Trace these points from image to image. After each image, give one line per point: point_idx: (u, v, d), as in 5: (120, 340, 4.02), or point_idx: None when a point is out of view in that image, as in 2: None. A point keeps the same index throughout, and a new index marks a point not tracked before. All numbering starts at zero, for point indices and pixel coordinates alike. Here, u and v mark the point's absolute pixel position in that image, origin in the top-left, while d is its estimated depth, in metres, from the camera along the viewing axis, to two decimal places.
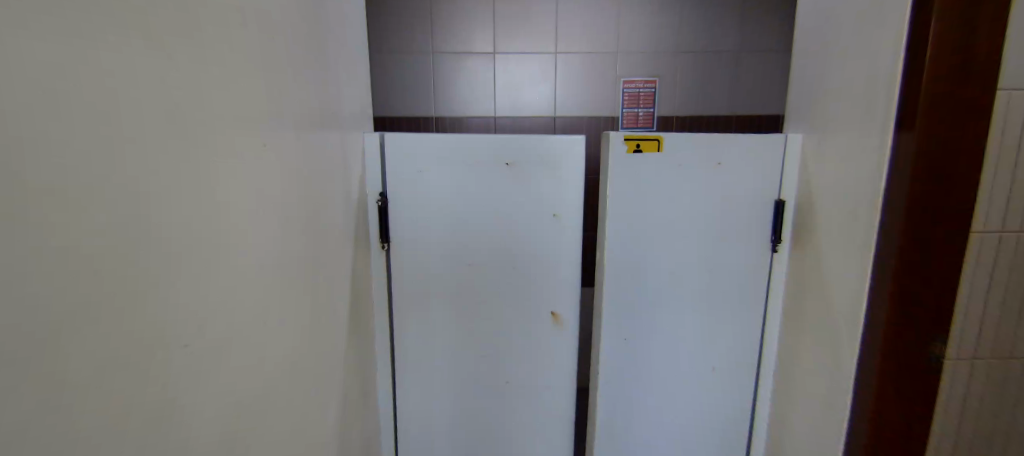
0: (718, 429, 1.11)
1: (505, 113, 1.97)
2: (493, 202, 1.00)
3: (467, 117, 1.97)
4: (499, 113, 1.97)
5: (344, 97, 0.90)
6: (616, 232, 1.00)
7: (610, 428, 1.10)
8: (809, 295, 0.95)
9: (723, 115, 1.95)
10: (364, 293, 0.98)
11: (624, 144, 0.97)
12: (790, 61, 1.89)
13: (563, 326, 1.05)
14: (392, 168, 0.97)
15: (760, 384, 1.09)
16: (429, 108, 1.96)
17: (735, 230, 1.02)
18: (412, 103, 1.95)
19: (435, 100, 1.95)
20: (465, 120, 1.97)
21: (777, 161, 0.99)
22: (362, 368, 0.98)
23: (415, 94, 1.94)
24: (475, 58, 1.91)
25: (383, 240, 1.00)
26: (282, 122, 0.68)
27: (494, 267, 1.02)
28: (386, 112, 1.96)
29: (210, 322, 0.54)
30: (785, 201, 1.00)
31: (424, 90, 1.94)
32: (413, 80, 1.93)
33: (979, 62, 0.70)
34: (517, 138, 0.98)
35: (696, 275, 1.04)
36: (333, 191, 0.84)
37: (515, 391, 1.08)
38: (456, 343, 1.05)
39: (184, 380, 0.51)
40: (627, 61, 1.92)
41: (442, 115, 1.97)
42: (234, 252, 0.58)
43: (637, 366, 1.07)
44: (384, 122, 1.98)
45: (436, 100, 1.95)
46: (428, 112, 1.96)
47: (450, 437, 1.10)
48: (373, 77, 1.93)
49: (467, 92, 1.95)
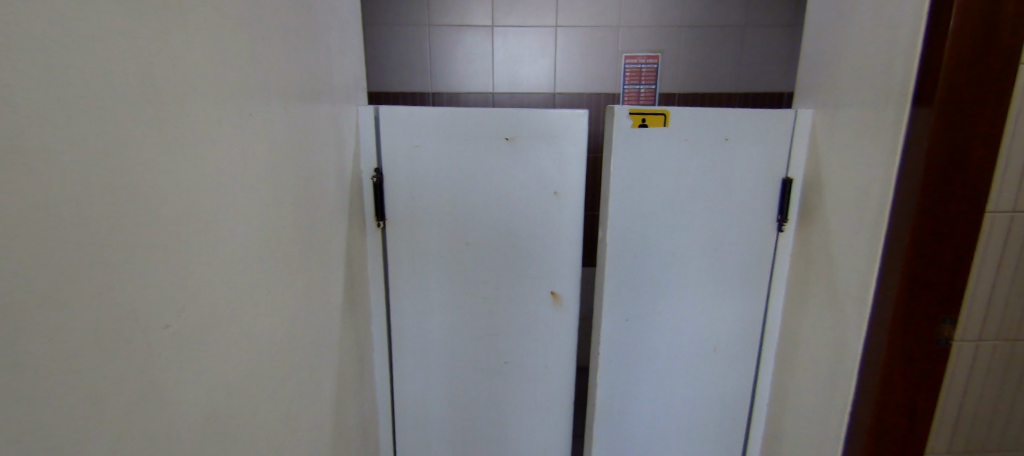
0: (718, 409, 1.11)
1: (503, 89, 1.92)
2: (492, 179, 0.97)
3: (464, 92, 1.92)
4: (497, 89, 1.92)
5: (336, 68, 0.85)
6: (619, 210, 0.98)
7: (610, 409, 1.10)
8: (815, 275, 0.93)
9: (726, 93, 1.91)
10: (359, 271, 0.95)
11: (629, 118, 0.93)
12: (796, 37, 1.83)
13: (563, 306, 1.04)
14: (387, 143, 0.94)
15: (761, 365, 1.08)
16: (425, 84, 1.90)
17: (741, 209, 0.99)
18: (407, 77, 1.89)
19: (431, 75, 1.89)
20: (462, 96, 1.92)
21: (786, 138, 0.96)
22: (358, 348, 0.96)
23: (410, 68, 1.88)
24: (473, 32, 1.85)
25: (378, 218, 0.97)
26: (271, 92, 0.64)
27: (493, 247, 1.00)
28: (380, 87, 1.91)
29: (198, 302, 0.52)
30: (793, 179, 0.97)
31: (420, 65, 1.88)
32: (409, 54, 1.87)
33: (1006, 33, 0.66)
34: (516, 113, 0.94)
35: (700, 255, 1.01)
36: (326, 167, 0.80)
37: (515, 372, 1.07)
38: (454, 324, 1.04)
39: (170, 363, 0.49)
40: (629, 36, 1.86)
41: (438, 91, 1.92)
42: (221, 230, 0.55)
43: (637, 347, 1.06)
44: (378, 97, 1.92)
45: (433, 76, 1.89)
46: (424, 88, 1.91)
47: (449, 416, 1.10)
48: (367, 50, 1.86)
49: (465, 67, 1.89)
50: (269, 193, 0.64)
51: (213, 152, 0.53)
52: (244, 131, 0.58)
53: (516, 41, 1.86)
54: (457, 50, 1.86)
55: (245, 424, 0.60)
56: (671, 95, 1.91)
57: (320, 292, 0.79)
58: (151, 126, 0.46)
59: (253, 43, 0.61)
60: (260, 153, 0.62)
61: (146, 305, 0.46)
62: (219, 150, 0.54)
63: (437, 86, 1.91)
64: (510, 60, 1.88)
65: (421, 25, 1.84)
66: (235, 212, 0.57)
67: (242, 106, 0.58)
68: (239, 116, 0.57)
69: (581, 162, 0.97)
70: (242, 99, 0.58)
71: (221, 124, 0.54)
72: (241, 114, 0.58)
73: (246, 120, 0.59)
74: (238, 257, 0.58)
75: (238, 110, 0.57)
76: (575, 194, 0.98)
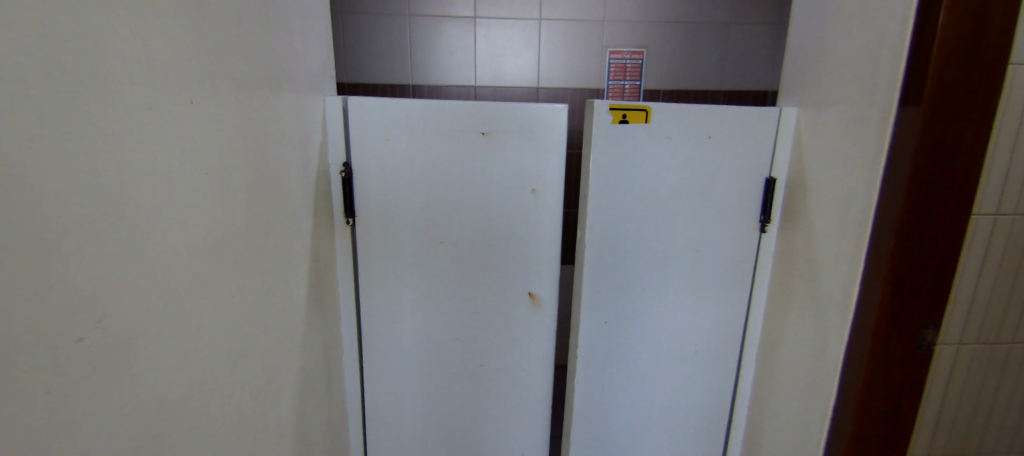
0: (700, 411, 1.09)
1: (485, 83, 1.87)
2: (468, 175, 0.92)
3: (445, 85, 1.87)
4: (479, 82, 1.87)
5: (299, 56, 0.80)
6: (599, 209, 0.94)
7: (589, 412, 1.07)
8: (798, 277, 0.91)
9: (710, 90, 1.89)
10: (326, 272, 0.90)
11: (610, 113, 0.89)
12: (779, 35, 1.83)
13: (541, 307, 1.00)
14: (356, 136, 0.89)
15: (742, 367, 1.06)
16: (405, 75, 1.84)
17: (725, 209, 0.97)
18: (386, 69, 1.83)
19: (411, 66, 1.83)
20: (443, 89, 1.87)
21: (770, 137, 0.94)
22: (326, 352, 0.92)
23: (390, 59, 1.82)
24: (454, 23, 1.80)
25: (347, 215, 0.91)
26: (221, 78, 0.59)
27: (469, 246, 0.96)
28: (357, 79, 1.84)
29: (123, 312, 0.46)
30: (776, 179, 0.95)
31: (399, 56, 1.82)
32: (388, 44, 1.80)
33: (995, 32, 0.64)
34: (493, 107, 0.90)
35: (682, 255, 0.99)
36: (287, 161, 0.75)
37: (491, 375, 1.04)
38: (428, 326, 1.00)
39: (88, 382, 0.44)
40: (614, 31, 1.83)
41: (419, 83, 1.86)
42: (157, 228, 0.50)
43: (617, 349, 1.04)
44: (355, 88, 1.85)
45: (413, 68, 1.84)
46: (404, 80, 1.85)
47: (423, 421, 1.06)
48: (343, 39, 1.79)
49: (445, 60, 1.84)
50: (218, 189, 0.58)
51: (145, 144, 0.48)
52: (186, 119, 0.53)
53: (498, 34, 1.82)
54: (438, 41, 1.81)
55: (190, 442, 0.55)
56: (656, 91, 1.89)
57: (280, 295, 0.74)
58: (55, 113, 0.40)
59: (198, 26, 0.55)
60: (207, 146, 0.56)
61: (56, 313, 0.41)
62: (153, 141, 0.49)
63: (417, 77, 1.85)
64: (492, 52, 1.84)
65: (400, 14, 1.78)
66: (175, 206, 0.52)
67: (182, 92, 0.53)
68: (179, 102, 0.52)
69: (561, 158, 0.94)
70: (181, 84, 0.52)
71: (151, 111, 0.49)
72: (180, 100, 0.52)
73: (190, 107, 0.53)
74: (178, 258, 0.52)
75: (176, 97, 0.52)
76: (555, 192, 0.95)
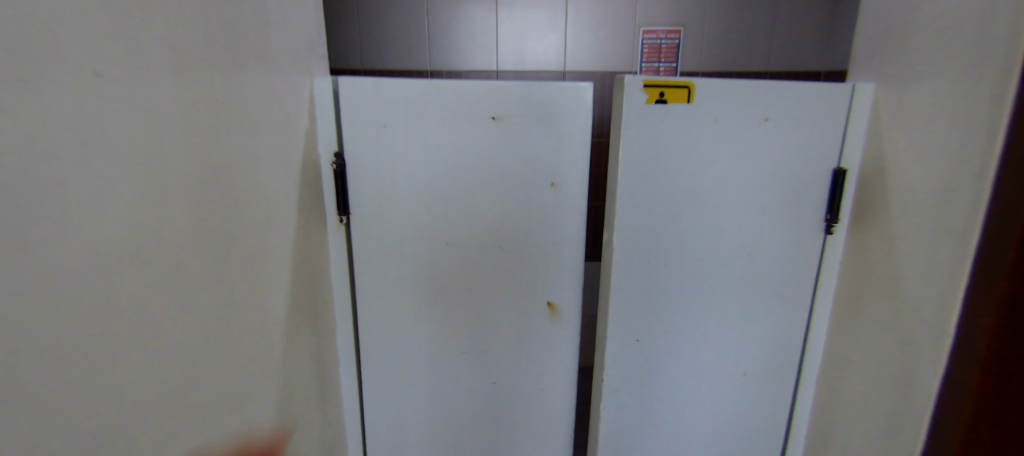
0: (745, 439, 0.95)
1: (508, 68, 1.74)
2: (477, 167, 0.81)
3: (465, 71, 1.75)
4: (502, 67, 1.74)
5: (278, 30, 0.69)
6: (628, 207, 0.79)
7: (615, 443, 0.92)
8: (874, 290, 0.76)
9: (757, 72, 1.70)
10: (318, 277, 0.81)
11: (644, 91, 0.75)
12: (839, 7, 1.61)
13: (561, 318, 0.89)
14: (348, 123, 0.78)
15: (799, 389, 0.91)
16: (423, 62, 1.73)
17: (782, 207, 0.82)
18: (403, 55, 1.72)
19: (429, 52, 1.72)
20: (463, 75, 1.75)
21: (840, 119, 0.78)
22: (319, 364, 0.82)
23: (407, 44, 1.71)
24: (473, 7, 1.67)
25: (340, 213, 0.81)
26: (169, 52, 0.50)
27: (478, 248, 0.84)
28: (373, 69, 1.74)
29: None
30: (847, 170, 0.79)
31: (415, 44, 1.71)
32: (403, 31, 1.70)
33: None
34: (505, 89, 0.78)
35: (728, 261, 0.84)
36: (263, 153, 0.65)
37: (505, 391, 0.93)
38: (434, 336, 0.89)
39: None
40: (648, 8, 1.66)
41: (438, 70, 1.75)
42: (30, 231, 0.39)
43: (649, 370, 0.88)
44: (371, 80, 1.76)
45: (430, 56, 1.72)
46: (422, 66, 1.74)
47: (430, 441, 0.95)
48: (357, 28, 1.70)
49: (464, 47, 1.72)
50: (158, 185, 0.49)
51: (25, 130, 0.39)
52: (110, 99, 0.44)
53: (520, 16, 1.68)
54: (458, 23, 1.69)
55: None
56: (695, 73, 1.71)
57: (254, 306, 0.64)
58: None
59: None
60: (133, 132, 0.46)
61: None
62: (29, 126, 0.39)
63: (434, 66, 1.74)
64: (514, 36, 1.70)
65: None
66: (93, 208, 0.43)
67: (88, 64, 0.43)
68: (105, 76, 0.44)
69: (583, 146, 0.81)
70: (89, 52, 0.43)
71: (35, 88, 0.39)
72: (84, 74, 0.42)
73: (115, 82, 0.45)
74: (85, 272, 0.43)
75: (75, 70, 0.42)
76: (577, 187, 0.82)
